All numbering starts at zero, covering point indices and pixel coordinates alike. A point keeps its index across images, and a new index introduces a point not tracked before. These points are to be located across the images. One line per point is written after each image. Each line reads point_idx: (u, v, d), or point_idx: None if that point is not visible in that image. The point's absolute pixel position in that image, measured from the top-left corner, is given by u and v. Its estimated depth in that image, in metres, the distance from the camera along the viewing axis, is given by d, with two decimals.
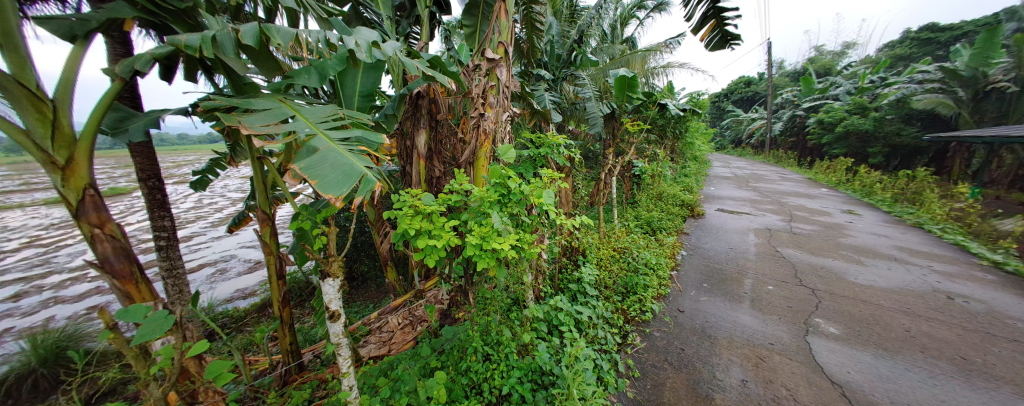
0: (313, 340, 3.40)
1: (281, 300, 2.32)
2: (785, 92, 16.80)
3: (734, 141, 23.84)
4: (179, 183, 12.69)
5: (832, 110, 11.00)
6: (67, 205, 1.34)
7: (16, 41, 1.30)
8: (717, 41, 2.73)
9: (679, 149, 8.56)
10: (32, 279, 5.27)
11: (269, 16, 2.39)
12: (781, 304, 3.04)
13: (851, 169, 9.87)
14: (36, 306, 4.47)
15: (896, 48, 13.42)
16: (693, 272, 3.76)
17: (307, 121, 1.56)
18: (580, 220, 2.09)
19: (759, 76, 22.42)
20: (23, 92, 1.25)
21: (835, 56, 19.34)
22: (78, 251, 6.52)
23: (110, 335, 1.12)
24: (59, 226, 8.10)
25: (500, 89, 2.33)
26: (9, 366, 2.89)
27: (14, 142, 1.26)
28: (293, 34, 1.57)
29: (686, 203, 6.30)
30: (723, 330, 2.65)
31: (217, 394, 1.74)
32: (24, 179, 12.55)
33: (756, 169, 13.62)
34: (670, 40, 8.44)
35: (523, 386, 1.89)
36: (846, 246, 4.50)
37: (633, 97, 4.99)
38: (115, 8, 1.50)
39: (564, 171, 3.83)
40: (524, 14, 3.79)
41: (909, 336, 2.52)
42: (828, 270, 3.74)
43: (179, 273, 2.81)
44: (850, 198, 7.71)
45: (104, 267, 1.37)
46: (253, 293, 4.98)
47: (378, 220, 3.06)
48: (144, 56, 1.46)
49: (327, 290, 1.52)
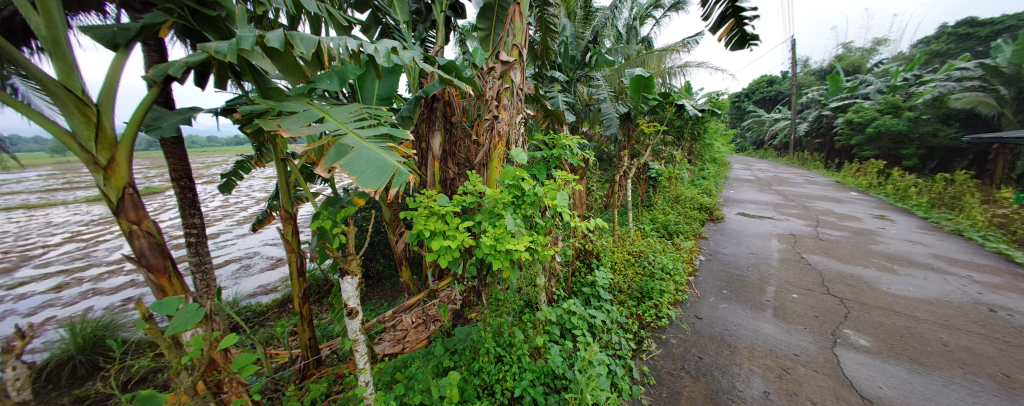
0: (329, 336, 3.51)
1: (301, 296, 2.39)
2: (811, 91, 16.08)
3: (755, 143, 22.95)
4: (208, 183, 13.37)
5: (862, 110, 10.46)
6: (109, 202, 1.43)
7: (66, 50, 1.40)
8: (736, 41, 2.66)
9: (698, 151, 8.32)
10: (73, 272, 5.66)
11: (294, 24, 2.47)
12: (806, 312, 2.90)
13: (883, 173, 9.33)
14: (77, 297, 4.80)
15: (932, 44, 12.66)
16: (712, 278, 3.64)
17: (336, 122, 1.60)
18: (595, 223, 2.04)
19: (783, 76, 21.59)
20: (70, 98, 1.35)
21: (865, 53, 18.43)
22: (115, 247, 6.97)
23: (146, 326, 1.16)
24: (99, 223, 8.67)
25: (514, 91, 2.37)
26: (52, 352, 3.11)
27: (60, 142, 1.36)
28: (317, 40, 1.67)
29: (704, 206, 6.11)
30: (744, 338, 2.55)
31: (241, 385, 1.84)
32: (68, 179, 13.79)
33: (779, 172, 13.05)
34: (687, 39, 8.25)
35: (535, 389, 1.88)
36: (877, 253, 4.25)
37: (648, 98, 4.92)
38: (154, 17, 1.59)
39: (579, 173, 3.77)
40: (538, 17, 3.82)
41: (947, 350, 2.35)
42: (857, 278, 3.54)
43: (207, 268, 2.92)
44: (882, 203, 7.28)
45: (141, 261, 1.44)
46: (274, 289, 5.17)
47: (394, 220, 3.11)
48: (178, 63, 1.55)
49: (346, 287, 1.56)
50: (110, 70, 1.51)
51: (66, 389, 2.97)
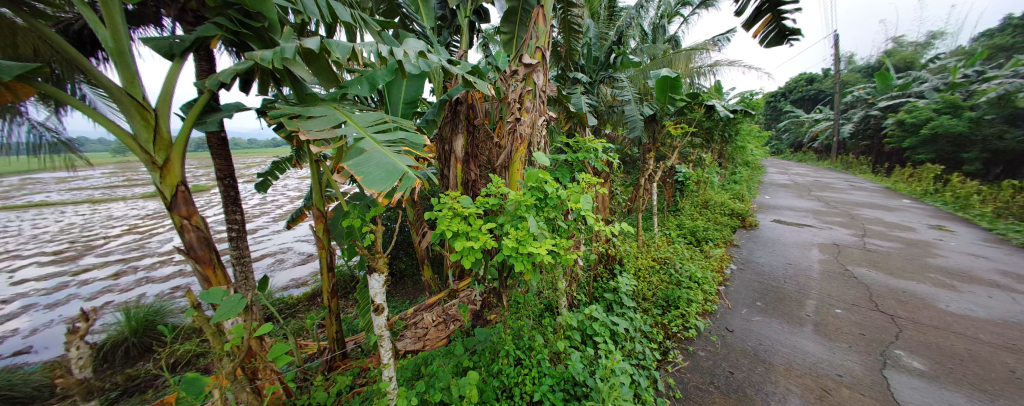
0: (354, 330, 3.66)
1: (330, 291, 2.49)
2: (857, 90, 14.92)
3: (791, 145, 21.55)
4: (248, 182, 14.38)
5: (915, 110, 9.57)
6: (163, 198, 1.55)
7: (129, 60, 1.53)
8: (773, 37, 2.51)
9: (729, 153, 7.93)
10: (130, 261, 6.24)
11: (329, 32, 2.59)
12: (851, 330, 2.68)
13: (941, 178, 8.47)
14: (132, 284, 5.28)
15: (999, 37, 11.43)
16: (744, 288, 3.45)
17: (357, 126, 1.66)
18: (620, 228, 1.96)
19: (824, 73, 20.16)
20: (132, 103, 1.47)
21: (918, 48, 16.93)
22: (166, 239, 7.63)
23: (195, 313, 1.26)
24: (153, 217, 9.51)
25: (536, 94, 2.39)
26: (111, 334, 3.43)
27: (124, 144, 1.49)
28: (351, 48, 1.73)
29: (735, 212, 5.81)
30: (780, 355, 2.38)
31: (274, 372, 1.95)
32: (127, 177, 15.28)
33: (819, 176, 12.19)
34: (718, 37, 7.90)
35: (555, 395, 1.85)
36: (933, 267, 3.85)
37: (675, 99, 4.76)
38: (205, 30, 1.70)
39: (602, 176, 3.68)
40: (562, 18, 3.79)
41: (1017, 378, 2.08)
42: (909, 294, 3.22)
43: (246, 261, 3.11)
44: (938, 211, 6.61)
45: (190, 253, 1.56)
46: (304, 283, 5.44)
47: (417, 220, 3.17)
48: (227, 70, 1.66)
49: (373, 284, 1.60)
50: (166, 78, 1.64)
51: (120, 368, 3.26)
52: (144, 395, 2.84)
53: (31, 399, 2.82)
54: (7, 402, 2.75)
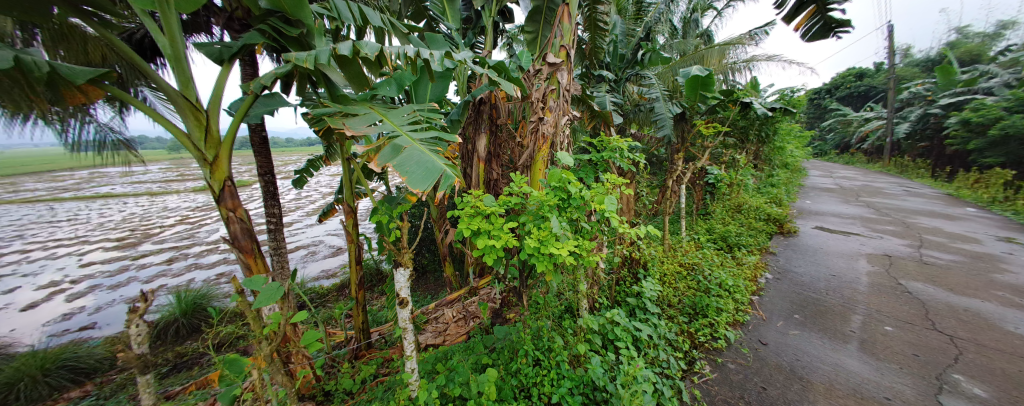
0: (379, 321, 3.80)
1: (357, 283, 2.60)
2: (914, 85, 13.56)
3: (836, 146, 19.94)
4: (284, 178, 15.31)
5: (983, 107, 8.57)
6: (213, 192, 1.66)
7: (185, 65, 1.64)
8: (818, 30, 2.31)
9: (765, 155, 7.46)
10: (181, 249, 6.83)
11: (361, 36, 2.68)
12: (902, 350, 2.44)
13: (1016, 184, 7.52)
14: (183, 270, 5.79)
15: None
16: (780, 299, 3.24)
17: (392, 124, 1.70)
18: (645, 231, 1.87)
19: (877, 68, 18.47)
20: (186, 104, 1.58)
21: (988, 39, 15.18)
22: (212, 229, 8.29)
23: (239, 298, 1.34)
24: (201, 208, 10.36)
25: (559, 93, 2.34)
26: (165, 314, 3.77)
27: (180, 142, 1.62)
28: (380, 47, 1.79)
29: (772, 217, 5.45)
30: (820, 373, 2.21)
31: (305, 357, 2.07)
32: (180, 172, 16.73)
33: (868, 180, 11.18)
34: (755, 30, 7.43)
35: (573, 398, 1.82)
36: (1004, 284, 3.43)
37: (707, 96, 4.52)
38: (250, 38, 1.81)
39: (627, 177, 3.58)
40: (587, 15, 3.71)
41: None
42: (972, 313, 2.89)
43: (283, 253, 3.30)
44: (1011, 222, 5.88)
45: (235, 243, 1.67)
46: (333, 274, 5.72)
47: (440, 218, 3.22)
48: (268, 74, 1.76)
49: (399, 278, 1.64)
50: (216, 81, 1.75)
51: (172, 345, 3.58)
52: (191, 372, 3.10)
53: (93, 369, 3.18)
54: (74, 371, 3.10)
